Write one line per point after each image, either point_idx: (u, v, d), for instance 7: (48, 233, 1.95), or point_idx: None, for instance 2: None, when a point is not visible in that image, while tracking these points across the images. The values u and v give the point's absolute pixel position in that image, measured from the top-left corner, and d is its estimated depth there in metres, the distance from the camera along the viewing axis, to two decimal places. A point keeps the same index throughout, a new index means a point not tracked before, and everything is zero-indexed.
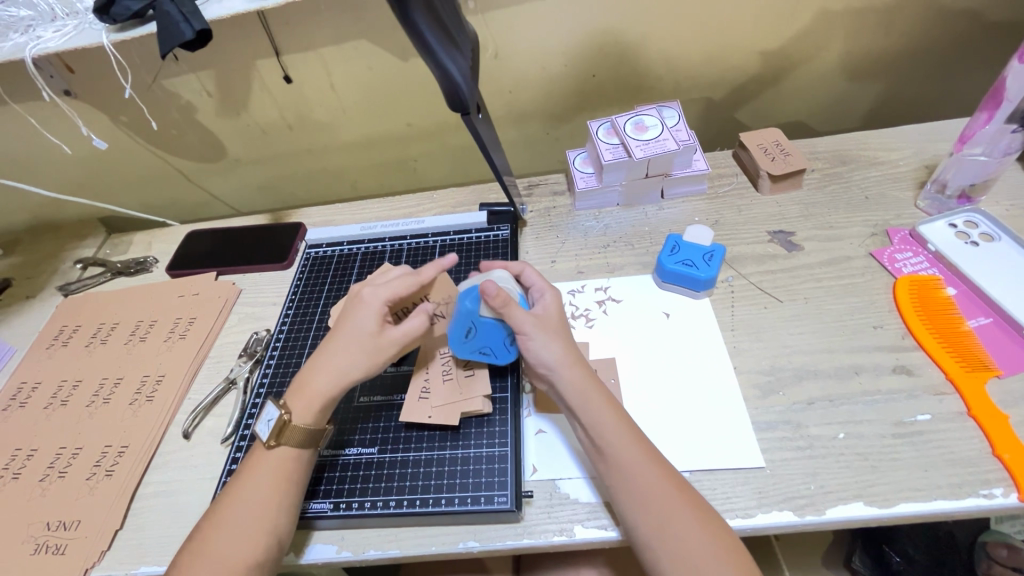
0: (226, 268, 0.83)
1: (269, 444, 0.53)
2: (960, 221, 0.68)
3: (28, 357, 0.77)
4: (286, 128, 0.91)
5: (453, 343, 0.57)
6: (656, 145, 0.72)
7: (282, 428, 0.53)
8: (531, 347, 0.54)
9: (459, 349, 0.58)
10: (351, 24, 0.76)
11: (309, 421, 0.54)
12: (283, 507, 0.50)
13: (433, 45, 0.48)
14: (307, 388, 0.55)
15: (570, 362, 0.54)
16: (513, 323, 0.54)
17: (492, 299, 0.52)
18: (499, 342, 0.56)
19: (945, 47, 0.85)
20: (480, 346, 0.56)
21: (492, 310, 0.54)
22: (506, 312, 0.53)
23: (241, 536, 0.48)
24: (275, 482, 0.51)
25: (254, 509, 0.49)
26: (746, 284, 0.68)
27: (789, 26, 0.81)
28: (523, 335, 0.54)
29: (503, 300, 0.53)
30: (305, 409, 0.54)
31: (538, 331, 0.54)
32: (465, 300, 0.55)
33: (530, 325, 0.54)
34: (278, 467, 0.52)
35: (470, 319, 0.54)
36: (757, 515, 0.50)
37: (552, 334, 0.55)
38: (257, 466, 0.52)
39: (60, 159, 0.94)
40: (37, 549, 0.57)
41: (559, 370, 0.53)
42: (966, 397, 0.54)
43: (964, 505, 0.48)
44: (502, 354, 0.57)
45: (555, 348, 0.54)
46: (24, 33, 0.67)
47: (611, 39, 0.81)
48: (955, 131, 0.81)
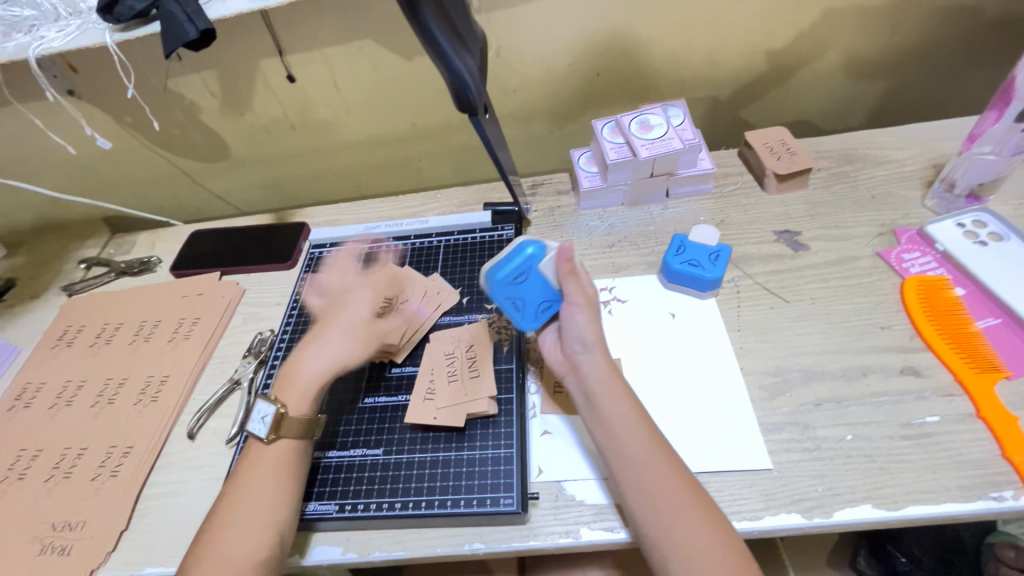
0: (229, 268, 0.83)
1: (268, 438, 0.53)
2: (968, 220, 0.67)
3: (32, 357, 0.77)
4: (290, 128, 0.91)
5: (490, 283, 0.54)
6: (662, 145, 0.72)
7: (280, 421, 0.53)
8: (574, 321, 0.55)
9: (493, 292, 0.55)
10: (355, 23, 0.76)
11: (301, 411, 0.55)
12: (285, 503, 0.50)
13: (444, 45, 0.48)
14: (296, 381, 0.56)
15: (603, 348, 0.54)
16: (569, 291, 0.55)
17: (564, 259, 0.54)
18: (535, 302, 0.56)
19: (952, 44, 0.85)
20: (518, 295, 0.55)
21: (554, 269, 0.56)
22: (569, 279, 0.54)
23: (243, 533, 0.48)
24: (275, 479, 0.51)
25: (256, 505, 0.49)
26: (752, 284, 0.67)
27: (796, 24, 0.81)
28: (573, 306, 0.55)
29: (569, 267, 0.55)
30: (298, 398, 0.55)
31: (588, 309, 0.55)
32: (530, 247, 0.56)
33: (583, 299, 0.55)
34: (278, 460, 0.52)
35: (527, 265, 0.55)
36: (764, 517, 0.49)
37: (595, 317, 0.55)
38: (255, 461, 0.52)
39: (63, 159, 0.94)
40: (43, 550, 0.57)
41: (593, 352, 0.54)
42: (975, 399, 0.53)
43: (973, 508, 0.48)
44: (529, 318, 0.56)
45: (594, 330, 0.54)
46: (28, 33, 0.67)
47: (616, 37, 0.81)
48: (963, 130, 0.80)
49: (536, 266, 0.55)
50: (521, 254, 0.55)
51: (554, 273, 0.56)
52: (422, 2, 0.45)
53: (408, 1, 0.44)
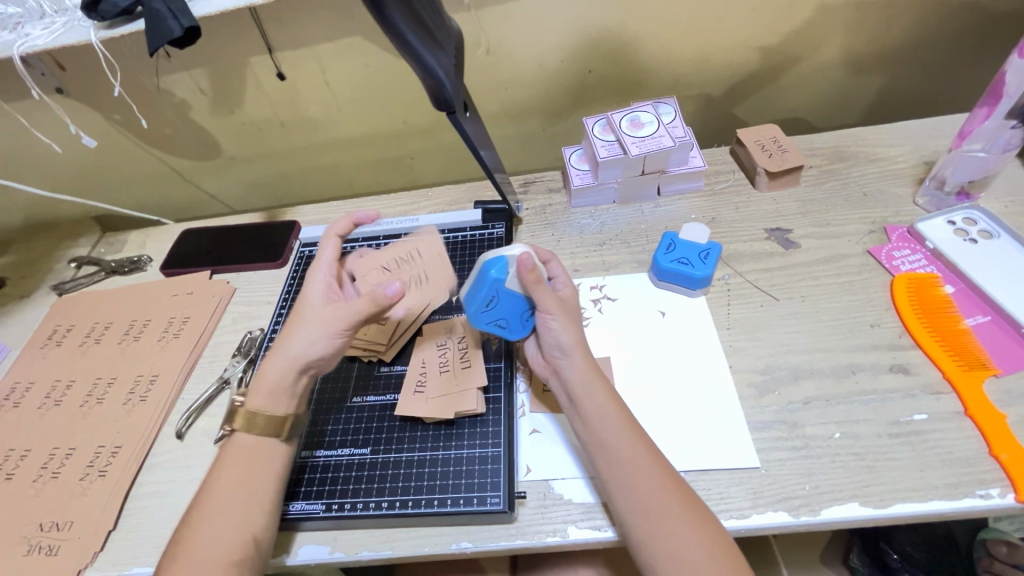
0: (220, 266, 0.83)
1: (229, 430, 0.53)
2: (959, 218, 0.67)
3: (21, 357, 0.76)
4: (280, 126, 0.90)
5: (470, 313, 0.56)
6: (652, 142, 0.71)
7: (236, 412, 0.53)
8: (550, 329, 0.54)
9: (474, 320, 0.57)
10: (344, 21, 0.76)
11: (261, 405, 0.53)
12: (256, 501, 0.50)
13: (415, 44, 0.48)
14: (263, 375, 0.54)
15: (583, 351, 0.54)
16: (539, 301, 0.54)
17: (526, 271, 0.52)
18: (518, 316, 0.56)
19: (945, 41, 0.85)
20: (498, 317, 0.56)
21: (519, 281, 0.54)
22: (537, 289, 0.53)
23: (216, 532, 0.48)
24: (243, 474, 0.51)
25: (224, 501, 0.49)
26: (742, 282, 0.67)
27: (787, 21, 0.80)
28: (547, 315, 0.54)
29: (535, 276, 0.53)
30: (264, 394, 0.53)
31: (561, 315, 0.54)
32: (490, 269, 0.54)
33: (555, 306, 0.54)
34: (245, 457, 0.52)
35: (493, 288, 0.54)
36: (752, 516, 0.49)
37: (571, 322, 0.55)
38: (225, 458, 0.53)
39: (53, 158, 0.94)
40: (30, 550, 0.57)
41: (571, 355, 0.54)
42: (963, 397, 0.53)
43: (960, 506, 0.48)
44: (517, 329, 0.57)
45: (572, 334, 0.54)
46: (13, 30, 0.66)
47: (606, 34, 0.80)
48: (955, 127, 0.80)
49: (503, 286, 0.54)
50: (484, 278, 0.54)
51: (520, 285, 0.54)
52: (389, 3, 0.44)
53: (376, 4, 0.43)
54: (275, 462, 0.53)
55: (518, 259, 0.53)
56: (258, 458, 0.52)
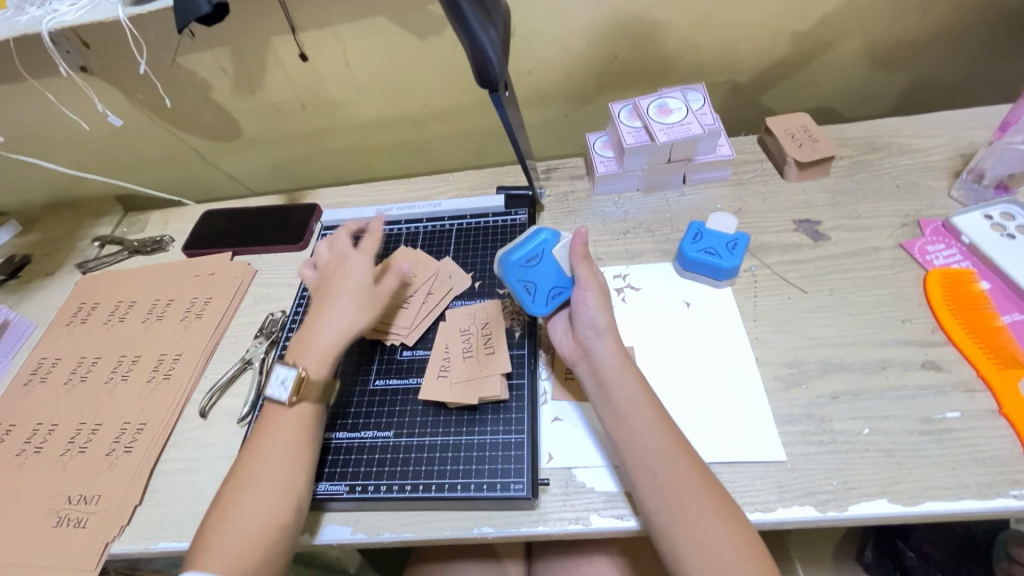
0: (241, 248, 0.83)
1: (290, 402, 0.53)
2: (997, 212, 0.65)
3: (47, 333, 0.77)
4: (302, 108, 0.90)
5: (504, 263, 0.57)
6: (681, 129, 0.70)
7: (301, 384, 0.54)
8: (585, 306, 0.55)
9: (505, 273, 0.57)
10: (368, 0, 0.74)
11: (318, 372, 0.56)
12: (302, 470, 0.51)
13: (467, 14, 0.47)
14: (313, 341, 0.57)
15: (614, 334, 0.54)
16: (580, 274, 0.56)
17: (581, 241, 0.56)
18: (548, 288, 0.58)
19: (985, 29, 0.82)
20: (530, 278, 0.58)
21: (566, 255, 0.58)
22: (582, 263, 0.56)
23: (264, 499, 0.49)
24: (297, 444, 0.52)
25: (277, 471, 0.50)
26: (770, 273, 0.66)
27: (822, 6, 0.78)
28: (584, 292, 0.55)
29: (584, 251, 0.57)
30: (319, 361, 0.56)
31: (598, 295, 0.55)
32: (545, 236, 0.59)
33: (594, 285, 0.56)
34: (296, 425, 0.53)
35: (542, 249, 0.59)
36: (777, 509, 0.49)
37: (605, 303, 0.56)
38: (274, 426, 0.53)
39: (76, 136, 0.94)
40: (59, 522, 0.58)
41: (603, 338, 0.54)
42: (998, 396, 0.52)
43: (992, 505, 0.47)
44: (540, 302, 0.57)
45: (605, 315, 0.55)
46: (41, 7, 0.66)
47: (634, 18, 0.79)
48: (993, 118, 0.77)
49: (551, 253, 0.58)
50: (536, 239, 0.59)
51: (567, 257, 0.58)
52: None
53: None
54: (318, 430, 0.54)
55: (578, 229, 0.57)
56: (308, 428, 0.53)
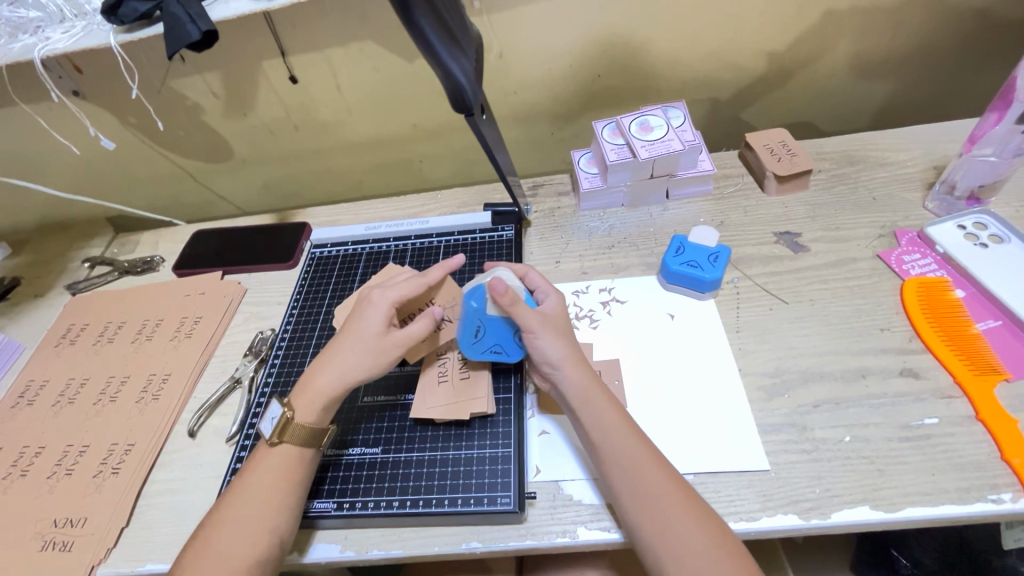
0: (231, 267, 0.83)
1: (273, 441, 0.53)
2: (969, 222, 0.67)
3: (36, 355, 0.77)
4: (292, 129, 0.91)
5: (463, 346, 0.58)
6: (661, 146, 0.72)
7: (285, 426, 0.53)
8: (537, 345, 0.55)
9: (470, 353, 0.59)
10: (356, 24, 0.76)
11: (310, 421, 0.54)
12: (283, 507, 0.50)
13: (437, 46, 0.48)
14: (309, 388, 0.55)
15: (574, 361, 0.54)
16: (520, 320, 0.55)
17: (499, 294, 0.54)
18: (510, 339, 0.58)
19: (954, 47, 0.85)
20: (490, 344, 0.58)
21: (498, 308, 0.56)
22: (514, 309, 0.54)
23: (241, 531, 0.48)
24: (278, 482, 0.51)
25: (258, 505, 0.50)
26: (751, 285, 0.67)
27: (796, 26, 0.81)
28: (531, 333, 0.55)
29: (510, 297, 0.55)
30: (309, 407, 0.54)
31: (544, 330, 0.55)
32: (471, 300, 0.57)
33: (535, 322, 0.55)
34: (281, 466, 0.52)
35: (478, 318, 0.57)
36: (761, 518, 0.49)
37: (557, 334, 0.55)
38: (261, 463, 0.53)
39: (67, 159, 0.95)
40: (44, 546, 0.58)
41: (561, 368, 0.54)
42: (974, 402, 0.53)
43: (971, 510, 0.48)
44: (513, 351, 0.59)
45: (559, 346, 0.55)
46: (34, 35, 0.67)
47: (615, 39, 0.81)
48: (963, 131, 0.80)
49: (485, 314, 0.57)
50: (467, 312, 0.57)
51: (499, 309, 0.56)
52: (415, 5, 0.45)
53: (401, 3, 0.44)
54: (304, 471, 0.53)
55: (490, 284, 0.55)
56: (292, 466, 0.53)
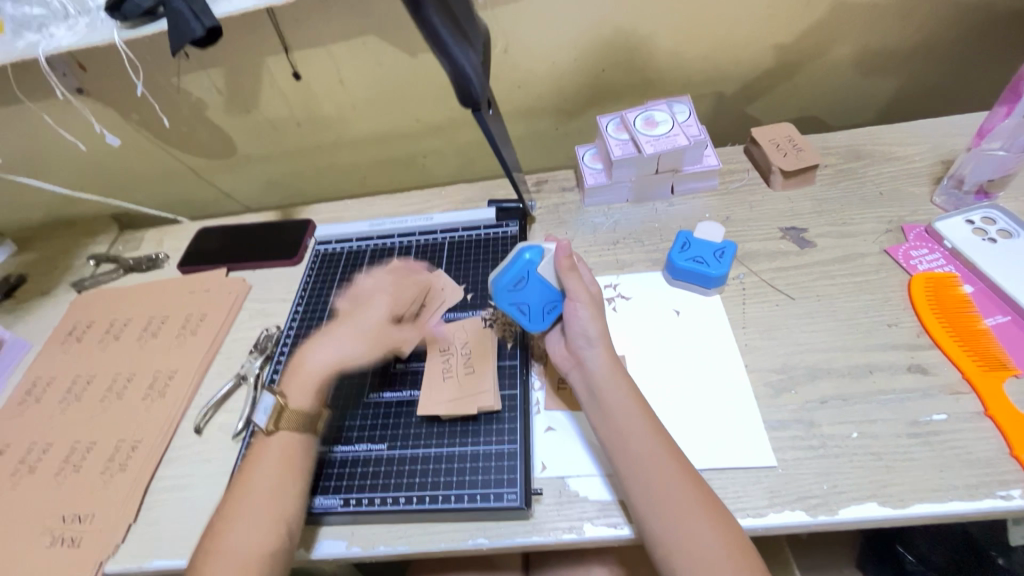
0: (236, 264, 0.84)
1: (268, 429, 0.54)
2: (977, 217, 0.67)
3: (43, 352, 0.78)
4: (296, 125, 0.91)
5: (495, 290, 0.58)
6: (667, 141, 0.71)
7: (280, 412, 0.55)
8: (578, 317, 0.55)
9: (497, 300, 0.58)
10: (360, 20, 0.76)
11: (301, 405, 0.56)
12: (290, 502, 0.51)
13: (445, 37, 0.48)
14: (301, 373, 0.59)
15: (607, 344, 0.55)
16: (568, 286, 0.56)
17: (564, 255, 0.57)
18: (541, 305, 0.58)
19: (962, 40, 0.84)
20: (521, 300, 0.57)
21: (552, 269, 0.57)
22: (568, 275, 0.56)
23: (251, 524, 0.49)
24: (278, 470, 0.52)
25: (262, 496, 0.50)
26: (757, 281, 0.67)
27: (802, 20, 0.80)
28: (575, 302, 0.55)
29: (569, 263, 0.57)
30: (300, 391, 0.57)
31: (589, 305, 0.56)
32: (529, 252, 0.58)
33: (585, 295, 0.56)
34: (281, 457, 0.53)
35: (526, 269, 0.58)
36: (769, 515, 0.49)
37: (598, 314, 0.56)
38: (263, 454, 0.53)
39: (72, 156, 0.95)
40: (53, 542, 0.58)
41: (596, 346, 0.54)
42: (983, 398, 0.53)
43: (980, 506, 0.47)
44: (536, 320, 0.57)
45: (598, 325, 0.55)
46: (38, 31, 0.67)
47: (620, 34, 0.81)
48: (972, 125, 0.79)
49: (535, 270, 0.58)
50: (519, 259, 0.58)
51: (552, 273, 0.57)
52: None
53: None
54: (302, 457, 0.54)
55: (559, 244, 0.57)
56: (289, 454, 0.53)
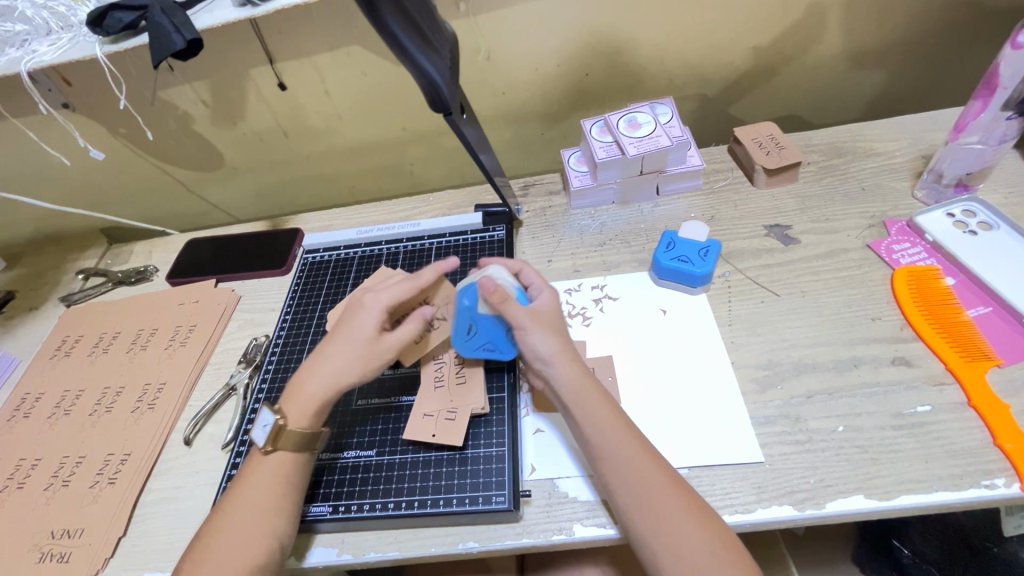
0: (225, 275, 0.84)
1: (267, 449, 0.53)
2: (958, 210, 0.67)
3: (32, 367, 0.77)
4: (283, 135, 0.92)
5: (456, 345, 0.59)
6: (649, 142, 0.72)
7: (279, 433, 0.53)
8: (529, 343, 0.54)
9: (463, 351, 0.59)
10: (343, 30, 0.77)
11: (302, 426, 0.54)
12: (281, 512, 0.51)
13: (408, 45, 0.48)
14: (300, 393, 0.55)
15: (566, 358, 0.54)
16: (511, 318, 0.55)
17: (489, 293, 0.55)
18: (503, 337, 0.58)
19: (940, 36, 0.85)
20: (482, 342, 0.58)
21: (489, 304, 0.56)
22: (504, 307, 0.55)
23: (241, 534, 0.49)
24: (275, 486, 0.51)
25: (254, 509, 0.50)
26: (743, 278, 0.67)
27: (781, 20, 0.81)
28: (522, 330, 0.54)
29: (499, 295, 0.55)
30: (300, 413, 0.54)
31: (537, 326, 0.55)
32: (463, 298, 0.58)
33: (529, 320, 0.55)
34: (277, 472, 0.52)
35: (469, 316, 0.57)
36: (757, 510, 0.50)
37: (550, 331, 0.55)
38: (257, 470, 0.52)
39: (58, 171, 0.95)
40: (42, 557, 0.58)
41: (554, 365, 0.53)
42: (966, 388, 0.53)
43: (965, 496, 0.48)
44: (506, 349, 0.59)
45: (551, 343, 0.54)
46: (20, 48, 0.67)
47: (601, 38, 0.81)
48: (951, 120, 0.80)
49: (478, 312, 0.57)
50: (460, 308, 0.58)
51: (491, 308, 0.56)
52: (382, 5, 0.45)
53: (369, 6, 0.44)
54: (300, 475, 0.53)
55: (481, 282, 0.56)
56: (289, 472, 0.53)
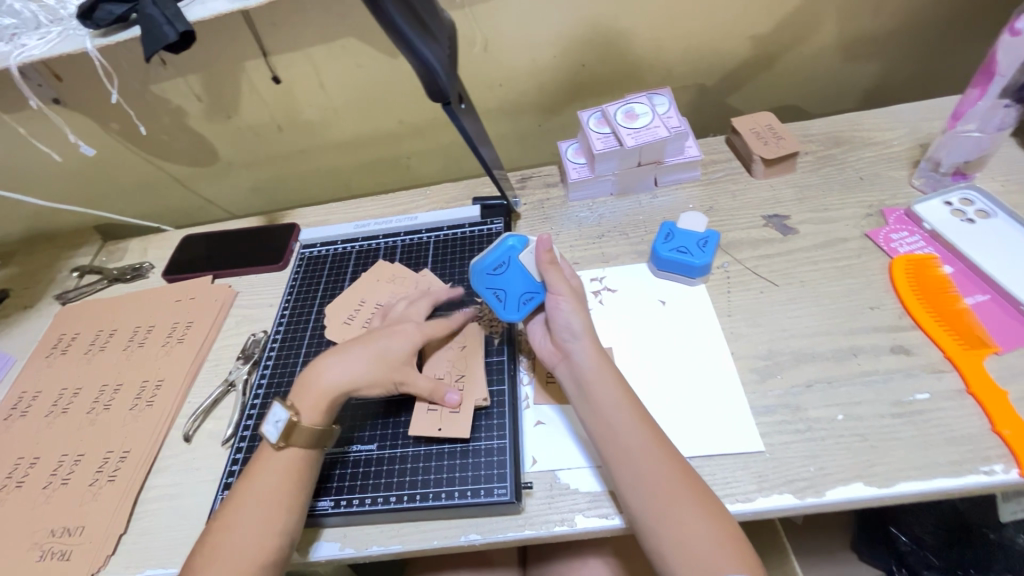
0: (221, 271, 0.83)
1: (279, 444, 0.53)
2: (956, 198, 0.67)
3: (27, 366, 0.77)
4: (278, 130, 0.91)
5: (473, 270, 0.61)
6: (648, 133, 0.72)
7: (290, 431, 0.53)
8: (561, 310, 0.56)
9: (475, 282, 0.61)
10: (336, 22, 0.76)
11: (315, 421, 0.54)
12: (292, 507, 0.51)
13: (405, 31, 0.48)
14: (314, 387, 0.56)
15: (592, 335, 0.55)
16: (551, 281, 0.57)
17: (543, 249, 0.58)
18: (517, 292, 0.59)
19: (937, 24, 0.85)
20: (496, 284, 0.59)
21: (534, 260, 0.59)
22: (549, 269, 0.57)
23: (244, 530, 0.49)
24: (281, 481, 0.51)
25: (256, 502, 0.50)
26: (741, 269, 0.67)
27: (778, 8, 0.81)
28: (557, 296, 0.56)
29: (549, 257, 0.58)
30: (314, 407, 0.55)
31: (572, 298, 0.56)
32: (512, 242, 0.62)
33: (565, 288, 0.56)
34: (286, 468, 0.52)
35: (507, 254, 0.61)
36: (758, 499, 0.50)
37: (581, 306, 0.56)
38: (265, 466, 0.52)
39: (50, 167, 0.94)
40: (42, 556, 0.58)
41: (580, 338, 0.54)
42: (964, 375, 0.54)
43: (964, 482, 0.48)
44: (510, 308, 0.59)
45: (581, 318, 0.55)
46: (8, 42, 0.67)
47: (598, 29, 0.81)
48: (948, 108, 0.80)
49: (517, 257, 0.60)
50: (502, 245, 0.61)
51: (532, 263, 0.59)
52: None
53: None
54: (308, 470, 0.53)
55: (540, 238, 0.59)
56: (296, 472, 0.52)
